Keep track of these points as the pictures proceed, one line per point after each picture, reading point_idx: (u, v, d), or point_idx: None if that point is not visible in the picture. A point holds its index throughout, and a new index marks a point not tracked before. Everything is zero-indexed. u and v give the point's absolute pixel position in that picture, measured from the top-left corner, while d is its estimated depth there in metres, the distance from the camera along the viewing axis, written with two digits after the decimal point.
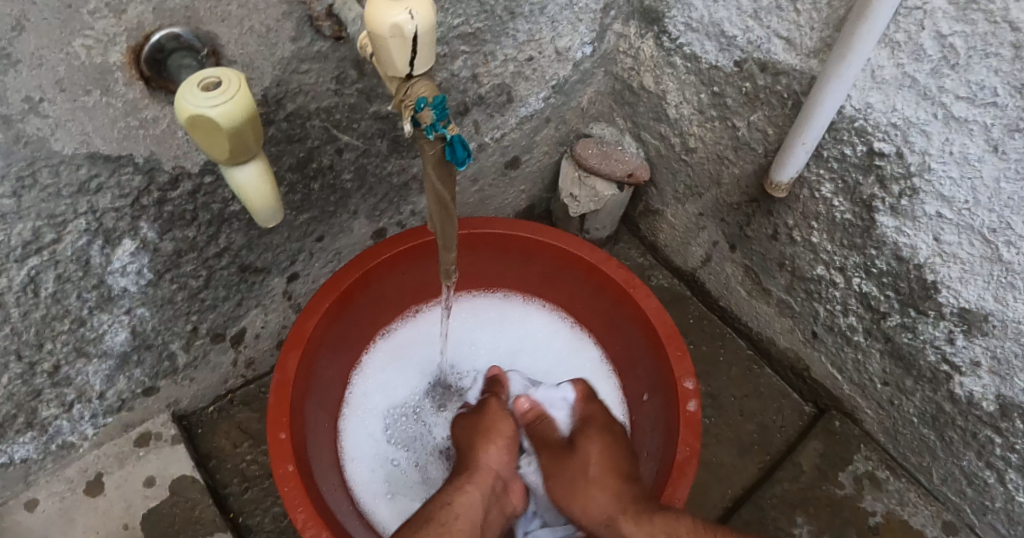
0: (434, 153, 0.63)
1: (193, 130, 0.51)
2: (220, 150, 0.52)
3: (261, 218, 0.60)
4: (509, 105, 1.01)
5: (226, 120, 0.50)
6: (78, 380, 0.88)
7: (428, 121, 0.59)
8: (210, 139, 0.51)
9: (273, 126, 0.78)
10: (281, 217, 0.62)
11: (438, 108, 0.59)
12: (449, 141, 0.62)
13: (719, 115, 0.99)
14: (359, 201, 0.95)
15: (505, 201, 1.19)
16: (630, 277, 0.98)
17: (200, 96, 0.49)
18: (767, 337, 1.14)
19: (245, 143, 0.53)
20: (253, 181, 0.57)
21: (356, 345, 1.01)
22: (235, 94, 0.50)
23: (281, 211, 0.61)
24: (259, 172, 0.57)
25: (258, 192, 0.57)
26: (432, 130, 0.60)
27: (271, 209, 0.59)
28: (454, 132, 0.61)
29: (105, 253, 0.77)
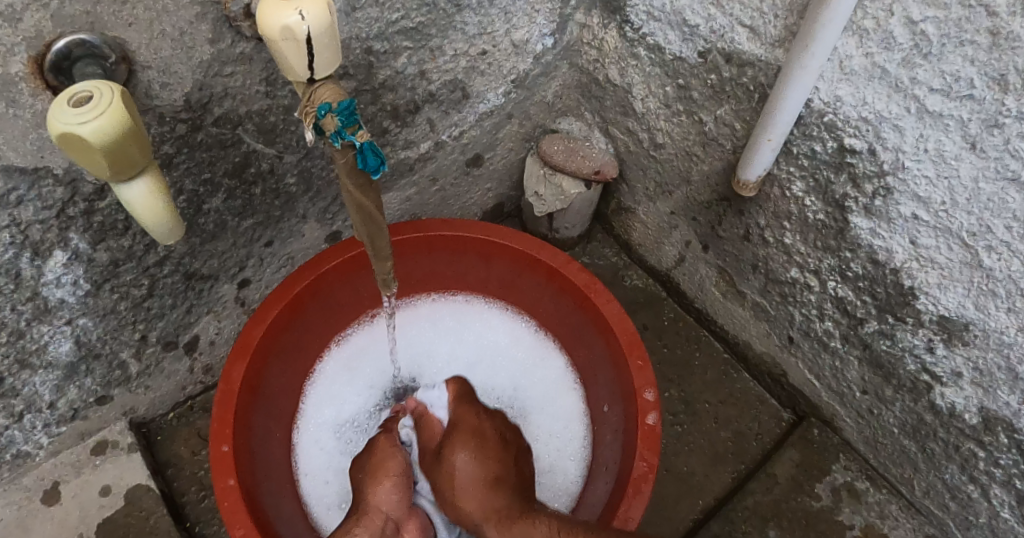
0: (346, 160, 0.60)
1: (65, 148, 0.48)
2: (100, 169, 0.49)
3: (156, 232, 0.57)
4: (465, 101, 0.96)
5: (99, 142, 0.46)
6: (25, 392, 0.86)
7: (332, 128, 0.55)
8: (86, 158, 0.48)
9: (203, 132, 0.75)
10: (181, 229, 0.59)
11: (343, 114, 0.54)
12: (360, 149, 0.58)
13: (686, 109, 0.93)
14: (308, 205, 0.95)
15: (471, 200, 1.15)
16: (592, 280, 0.93)
17: (69, 114, 0.46)
18: (744, 340, 1.09)
19: (128, 159, 0.50)
20: (144, 195, 0.54)
21: (310, 352, 0.99)
22: (108, 112, 0.47)
23: (180, 224, 0.59)
24: (150, 187, 0.54)
25: (149, 207, 0.55)
26: (338, 137, 0.56)
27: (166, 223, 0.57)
28: (363, 139, 0.57)
29: (35, 266, 0.75)
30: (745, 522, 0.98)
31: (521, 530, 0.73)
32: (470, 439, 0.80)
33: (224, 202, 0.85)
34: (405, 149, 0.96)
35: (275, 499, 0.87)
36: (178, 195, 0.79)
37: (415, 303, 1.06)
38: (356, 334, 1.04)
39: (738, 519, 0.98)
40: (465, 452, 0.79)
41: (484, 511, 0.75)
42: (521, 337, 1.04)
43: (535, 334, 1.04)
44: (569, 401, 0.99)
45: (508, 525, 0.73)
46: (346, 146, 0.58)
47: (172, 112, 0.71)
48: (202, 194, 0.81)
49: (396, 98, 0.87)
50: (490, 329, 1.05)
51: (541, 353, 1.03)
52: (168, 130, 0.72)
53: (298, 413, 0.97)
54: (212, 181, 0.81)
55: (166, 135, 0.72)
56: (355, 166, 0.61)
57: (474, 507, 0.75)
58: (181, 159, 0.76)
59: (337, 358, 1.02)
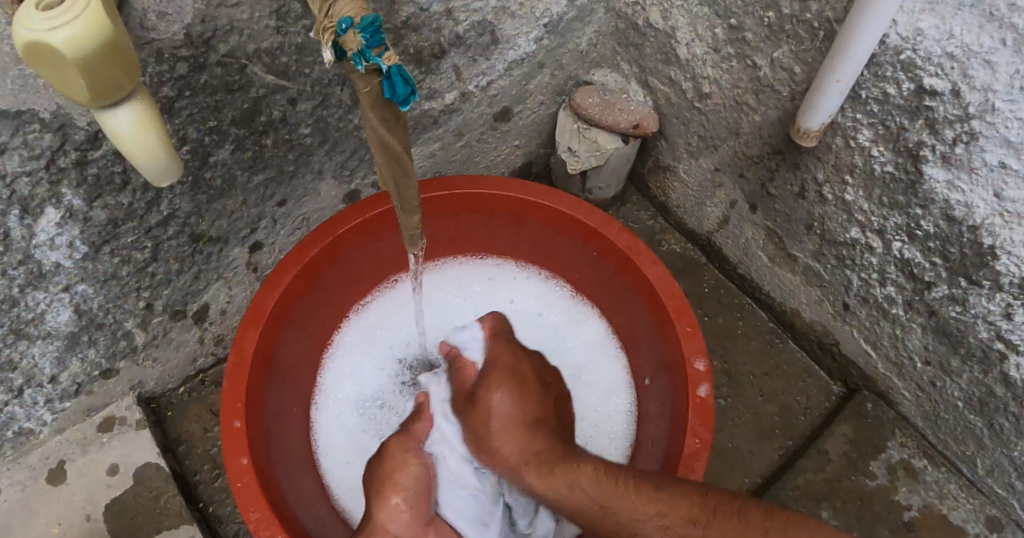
0: (371, 90, 0.53)
1: (36, 63, 0.42)
2: (76, 89, 0.43)
3: (151, 176, 0.51)
4: (494, 47, 0.89)
5: (70, 49, 0.41)
6: (23, 364, 0.80)
7: (355, 47, 0.48)
8: (60, 74, 0.42)
9: (207, 72, 0.68)
10: (181, 175, 0.53)
11: (366, 31, 0.48)
12: (386, 74, 0.51)
13: (737, 52, 0.85)
14: (325, 160, 0.88)
15: (499, 158, 1.08)
16: (634, 242, 0.87)
17: (36, 18, 0.40)
18: (792, 308, 1.02)
19: (108, 75, 0.44)
20: (133, 127, 0.47)
21: (327, 321, 0.92)
22: (81, 14, 0.41)
23: (179, 167, 0.52)
24: (139, 117, 0.48)
25: (140, 143, 0.48)
26: (361, 59, 0.49)
27: (162, 165, 0.50)
28: (390, 62, 0.50)
29: (26, 225, 0.68)
30: (796, 501, 0.91)
31: (562, 473, 0.63)
32: (506, 376, 0.72)
33: (233, 154, 0.77)
34: (429, 99, 0.89)
35: (293, 479, 0.81)
36: (181, 145, 0.72)
37: (442, 268, 0.99)
38: (377, 301, 0.97)
39: (789, 498, 0.91)
40: (502, 389, 0.70)
41: (523, 455, 0.66)
42: (555, 304, 0.98)
43: (571, 301, 0.97)
44: (607, 373, 0.92)
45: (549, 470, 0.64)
46: (371, 72, 0.51)
47: (171, 48, 0.64)
48: (208, 145, 0.74)
49: (419, 40, 0.80)
50: (522, 296, 0.98)
51: (577, 322, 0.96)
52: (167, 68, 0.64)
53: (316, 387, 0.90)
54: (219, 130, 0.74)
55: (165, 75, 0.65)
56: (381, 97, 0.54)
57: (511, 448, 0.66)
58: (184, 104, 0.68)
59: (355, 328, 0.95)
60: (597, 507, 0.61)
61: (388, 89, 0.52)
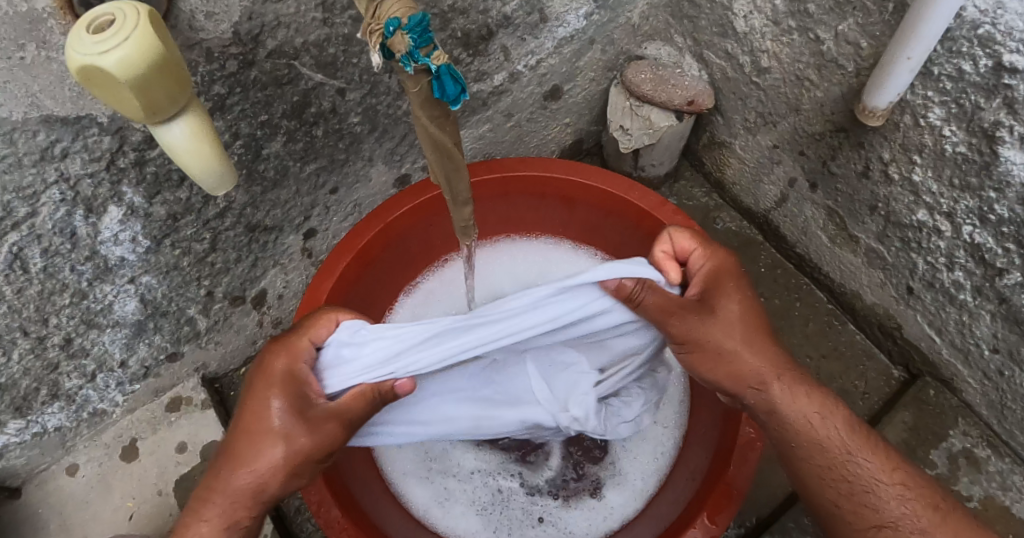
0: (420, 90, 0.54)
1: (90, 84, 0.43)
2: (131, 108, 0.44)
3: (203, 183, 0.52)
4: (543, 25, 0.87)
5: (122, 71, 0.41)
6: (96, 351, 0.84)
7: (403, 49, 0.48)
8: (116, 95, 0.43)
9: (257, 68, 0.69)
10: (233, 179, 0.54)
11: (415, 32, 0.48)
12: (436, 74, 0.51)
13: (799, 25, 0.82)
14: (374, 147, 0.88)
15: (548, 137, 1.06)
16: (688, 225, 0.85)
17: (88, 42, 0.41)
18: (852, 290, 0.97)
19: (158, 95, 0.44)
20: (187, 139, 0.48)
21: (379, 305, 0.94)
22: (133, 36, 0.41)
23: (231, 172, 0.53)
24: (191, 128, 0.48)
25: (192, 153, 0.49)
26: (410, 59, 0.49)
27: (214, 171, 0.51)
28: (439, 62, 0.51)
29: (90, 223, 0.70)
30: None
31: (811, 404, 0.64)
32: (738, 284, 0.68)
33: (284, 146, 0.79)
34: (478, 81, 0.89)
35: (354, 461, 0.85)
36: (235, 139, 0.74)
37: (495, 246, 0.99)
38: (431, 281, 0.98)
39: None
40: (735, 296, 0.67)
41: (773, 368, 0.65)
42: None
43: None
44: None
45: (801, 390, 0.65)
46: (419, 72, 0.52)
47: (220, 47, 0.64)
48: (260, 138, 0.76)
49: (467, 23, 0.79)
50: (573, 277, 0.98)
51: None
52: (218, 67, 0.65)
53: None
54: (271, 124, 0.75)
55: (216, 74, 0.66)
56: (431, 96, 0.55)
57: (763, 361, 0.65)
58: (235, 100, 0.70)
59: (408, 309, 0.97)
60: (837, 450, 0.63)
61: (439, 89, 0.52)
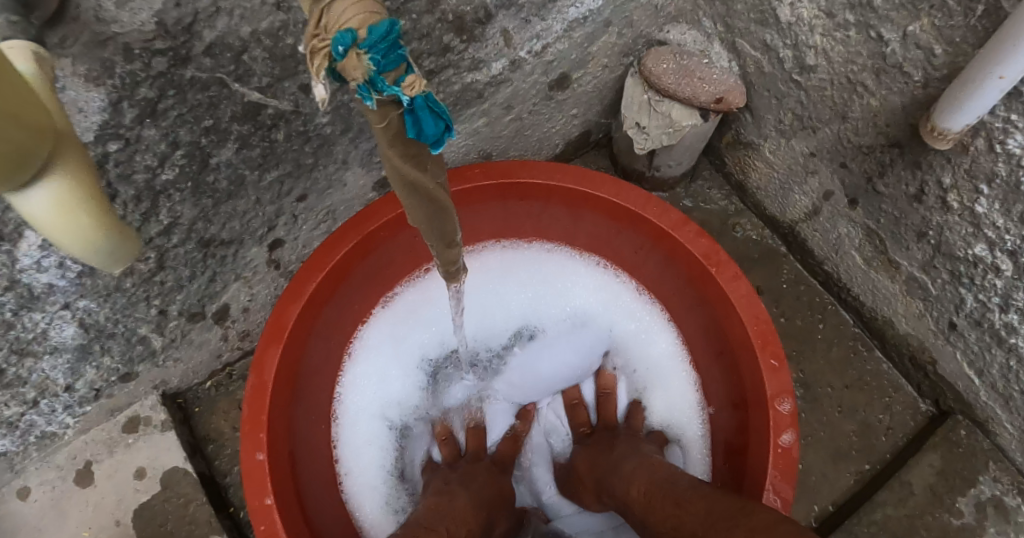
0: (389, 125, 0.42)
1: None
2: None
3: (93, 261, 0.39)
4: (551, 6, 0.74)
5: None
6: (34, 378, 0.74)
7: (363, 74, 0.36)
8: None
9: (194, 65, 0.56)
10: (135, 252, 0.40)
11: (378, 51, 0.36)
12: (409, 108, 0.40)
13: (858, 20, 0.68)
14: (350, 148, 0.76)
15: (552, 130, 0.93)
16: (713, 249, 0.74)
17: None
18: (883, 316, 0.88)
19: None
20: (54, 209, 0.35)
21: (357, 324, 0.84)
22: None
23: (127, 243, 0.39)
24: (59, 194, 0.35)
25: (67, 229, 0.36)
26: (369, 89, 0.37)
27: (97, 248, 0.37)
28: (413, 91, 0.39)
29: (4, 252, 0.59)
30: None
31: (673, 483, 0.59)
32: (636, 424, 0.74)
33: (239, 153, 0.67)
34: (473, 71, 0.75)
35: (328, 509, 0.77)
36: (174, 149, 0.61)
37: (488, 257, 0.88)
38: (409, 295, 0.87)
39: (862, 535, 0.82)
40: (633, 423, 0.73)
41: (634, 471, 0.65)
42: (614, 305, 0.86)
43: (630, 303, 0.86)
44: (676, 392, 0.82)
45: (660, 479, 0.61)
46: (387, 103, 0.40)
47: (141, 43, 0.52)
48: (207, 146, 0.63)
49: (460, 5, 0.66)
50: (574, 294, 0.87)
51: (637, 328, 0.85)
52: (140, 66, 0.53)
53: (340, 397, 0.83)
54: (218, 129, 0.63)
55: (139, 74, 0.53)
56: (404, 134, 0.43)
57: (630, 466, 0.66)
58: (169, 104, 0.57)
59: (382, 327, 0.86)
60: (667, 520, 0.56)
61: (413, 126, 0.40)
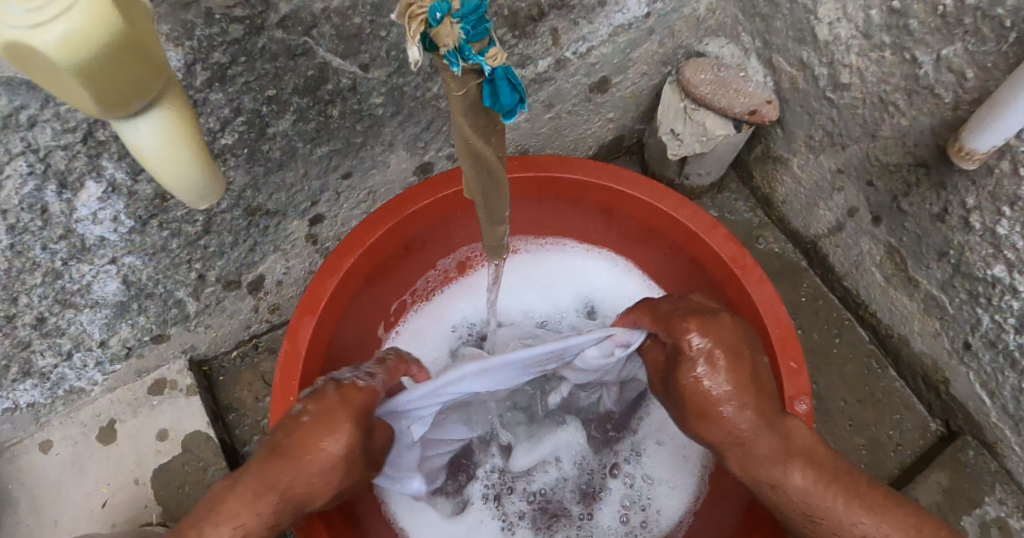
0: (466, 93, 0.45)
1: (25, 67, 0.33)
2: (79, 98, 0.34)
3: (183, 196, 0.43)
4: (600, 9, 0.77)
5: (64, 51, 0.30)
6: (72, 330, 0.76)
7: (453, 41, 0.40)
8: (55, 80, 0.32)
9: (266, 35, 0.59)
10: (218, 192, 0.44)
11: (468, 20, 0.40)
12: (489, 77, 0.43)
13: (894, 42, 0.71)
14: (397, 131, 0.79)
15: (587, 131, 0.96)
16: (741, 254, 0.77)
17: (15, 10, 0.30)
18: (899, 335, 0.90)
19: (126, 83, 0.34)
20: (157, 140, 0.38)
21: (385, 304, 0.86)
22: (82, 6, 0.30)
23: (213, 186, 0.43)
24: (164, 127, 0.38)
25: (164, 160, 0.39)
26: (458, 56, 0.41)
27: (194, 181, 0.41)
28: (494, 62, 0.43)
29: (65, 199, 0.61)
30: None
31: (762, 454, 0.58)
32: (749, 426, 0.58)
33: (295, 125, 0.69)
34: (520, 66, 0.78)
35: None
36: (236, 115, 0.64)
37: (530, 246, 0.92)
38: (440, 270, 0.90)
39: None
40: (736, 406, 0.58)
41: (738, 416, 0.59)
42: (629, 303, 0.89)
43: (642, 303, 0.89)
44: None
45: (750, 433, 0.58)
46: (469, 72, 0.44)
47: (223, 9, 0.55)
48: (266, 116, 0.66)
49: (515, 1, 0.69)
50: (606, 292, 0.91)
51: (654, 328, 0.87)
52: (219, 32, 0.56)
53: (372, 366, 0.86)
54: (279, 100, 0.66)
55: (216, 39, 0.57)
56: (478, 102, 0.46)
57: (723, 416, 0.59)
58: (238, 71, 0.60)
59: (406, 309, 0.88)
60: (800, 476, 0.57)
61: (491, 94, 0.44)
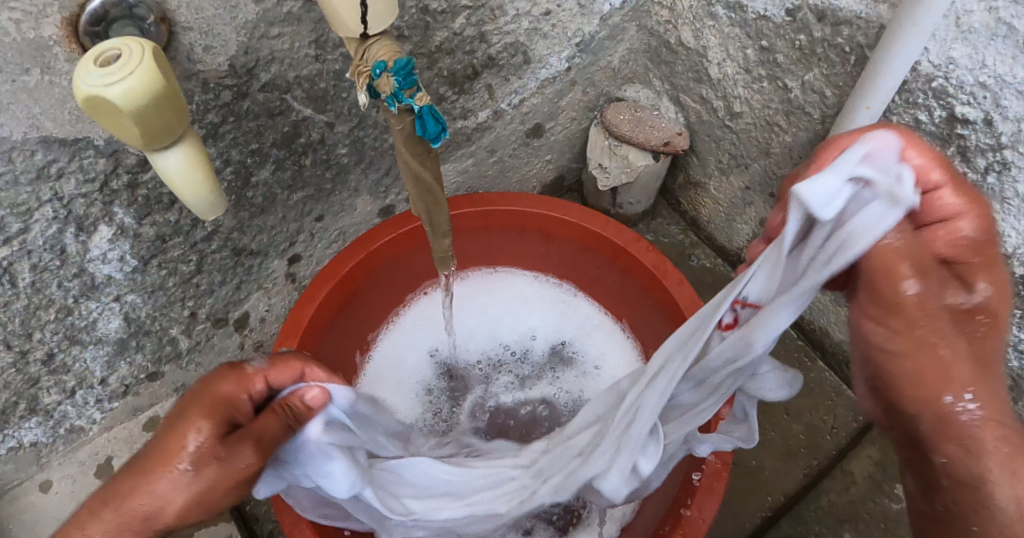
0: (404, 127, 0.58)
1: (94, 114, 0.46)
2: (129, 135, 0.47)
3: (197, 209, 0.56)
4: (527, 66, 0.92)
5: (127, 103, 0.44)
6: (77, 367, 0.85)
7: (389, 89, 0.53)
8: (115, 122, 0.46)
9: (250, 99, 0.73)
10: (222, 206, 0.58)
11: (399, 73, 0.52)
12: (419, 114, 0.55)
13: (769, 73, 0.86)
14: (361, 177, 0.92)
15: (529, 172, 1.09)
16: (662, 261, 0.88)
17: (95, 75, 0.44)
18: (820, 328, 1.00)
19: (163, 124, 0.48)
20: (181, 167, 0.52)
21: (359, 333, 0.96)
22: (137, 72, 0.44)
23: (217, 201, 0.57)
24: (186, 158, 0.52)
25: (186, 181, 0.53)
26: (394, 100, 0.53)
27: (203, 196, 0.55)
28: (422, 102, 0.55)
29: (80, 241, 0.73)
30: (819, 522, 0.92)
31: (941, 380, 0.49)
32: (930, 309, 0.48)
33: (273, 174, 0.82)
34: (463, 118, 0.93)
35: None
36: (225, 166, 0.77)
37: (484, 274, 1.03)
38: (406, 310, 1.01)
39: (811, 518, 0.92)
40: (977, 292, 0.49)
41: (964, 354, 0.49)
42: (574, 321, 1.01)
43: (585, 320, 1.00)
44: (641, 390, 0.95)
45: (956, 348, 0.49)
46: (403, 111, 0.56)
47: (216, 79, 0.68)
48: (250, 166, 0.79)
49: (453, 62, 0.84)
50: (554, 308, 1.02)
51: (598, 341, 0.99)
52: (213, 97, 0.69)
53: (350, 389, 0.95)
54: (260, 152, 0.79)
55: (210, 104, 0.70)
56: (413, 133, 0.59)
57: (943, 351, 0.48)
58: (227, 129, 0.73)
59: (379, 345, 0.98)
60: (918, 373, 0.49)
61: (420, 127, 0.56)
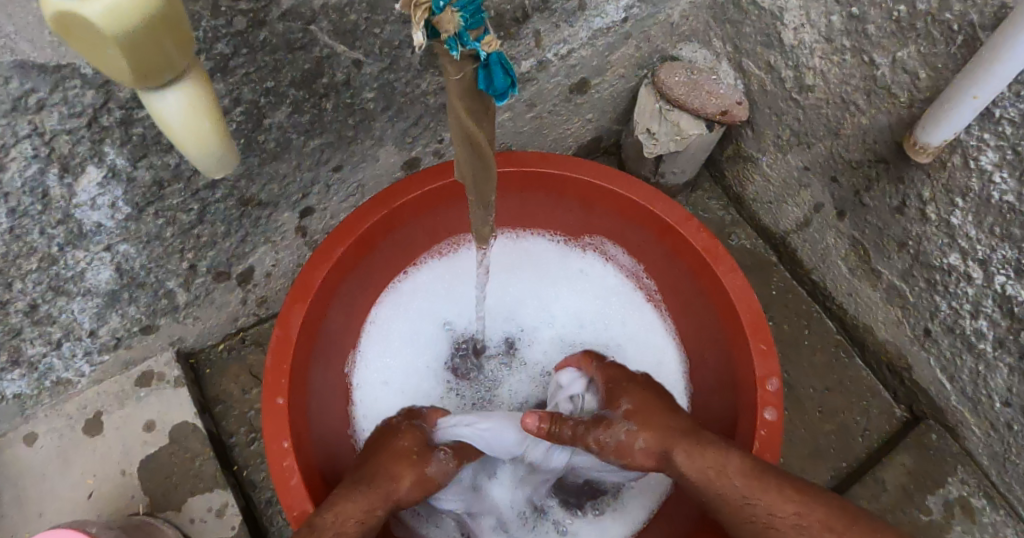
0: (462, 78, 0.48)
1: (69, 34, 0.36)
2: (115, 66, 0.37)
3: (202, 167, 0.46)
4: (581, 13, 0.81)
5: (110, 25, 0.34)
6: (63, 318, 0.77)
7: (456, 29, 0.42)
8: (98, 49, 0.36)
9: (268, 29, 0.62)
10: (231, 164, 0.47)
11: (468, 9, 0.42)
12: (485, 63, 0.46)
13: (854, 45, 0.77)
14: (386, 126, 0.82)
15: (567, 131, 1.00)
16: (713, 244, 0.81)
17: None
18: (864, 325, 0.94)
19: (160, 58, 0.38)
20: (182, 112, 0.42)
21: (372, 295, 0.88)
22: None
23: (231, 153, 0.46)
24: (189, 101, 0.42)
25: (188, 131, 0.43)
26: (459, 43, 0.44)
27: (213, 152, 0.45)
28: (491, 48, 0.45)
29: (65, 184, 0.63)
30: None
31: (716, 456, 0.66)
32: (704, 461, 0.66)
33: (289, 117, 0.72)
34: None
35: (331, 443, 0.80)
36: (235, 106, 0.67)
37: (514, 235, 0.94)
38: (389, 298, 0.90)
39: None
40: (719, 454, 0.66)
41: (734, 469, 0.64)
42: (589, 281, 0.94)
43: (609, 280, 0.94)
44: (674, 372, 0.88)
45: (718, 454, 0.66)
46: (464, 58, 0.46)
47: (229, 2, 0.58)
48: (263, 106, 0.69)
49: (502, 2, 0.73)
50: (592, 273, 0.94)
51: (615, 300, 0.93)
52: (224, 24, 0.59)
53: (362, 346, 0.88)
54: (276, 91, 0.68)
55: (220, 31, 0.59)
56: (474, 86, 0.49)
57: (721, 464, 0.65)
58: (240, 62, 0.63)
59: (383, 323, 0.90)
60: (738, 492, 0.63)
61: (486, 79, 0.47)
